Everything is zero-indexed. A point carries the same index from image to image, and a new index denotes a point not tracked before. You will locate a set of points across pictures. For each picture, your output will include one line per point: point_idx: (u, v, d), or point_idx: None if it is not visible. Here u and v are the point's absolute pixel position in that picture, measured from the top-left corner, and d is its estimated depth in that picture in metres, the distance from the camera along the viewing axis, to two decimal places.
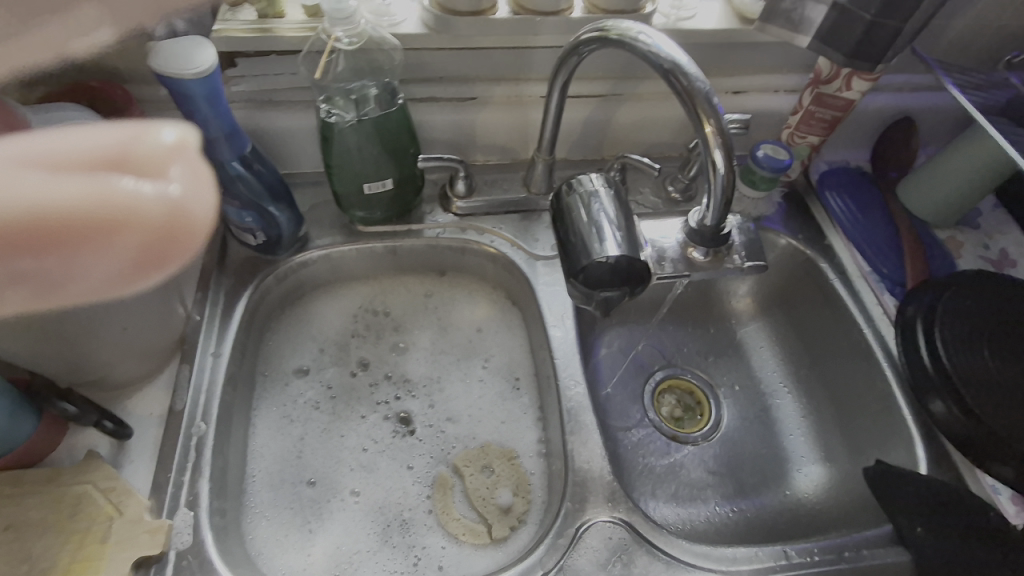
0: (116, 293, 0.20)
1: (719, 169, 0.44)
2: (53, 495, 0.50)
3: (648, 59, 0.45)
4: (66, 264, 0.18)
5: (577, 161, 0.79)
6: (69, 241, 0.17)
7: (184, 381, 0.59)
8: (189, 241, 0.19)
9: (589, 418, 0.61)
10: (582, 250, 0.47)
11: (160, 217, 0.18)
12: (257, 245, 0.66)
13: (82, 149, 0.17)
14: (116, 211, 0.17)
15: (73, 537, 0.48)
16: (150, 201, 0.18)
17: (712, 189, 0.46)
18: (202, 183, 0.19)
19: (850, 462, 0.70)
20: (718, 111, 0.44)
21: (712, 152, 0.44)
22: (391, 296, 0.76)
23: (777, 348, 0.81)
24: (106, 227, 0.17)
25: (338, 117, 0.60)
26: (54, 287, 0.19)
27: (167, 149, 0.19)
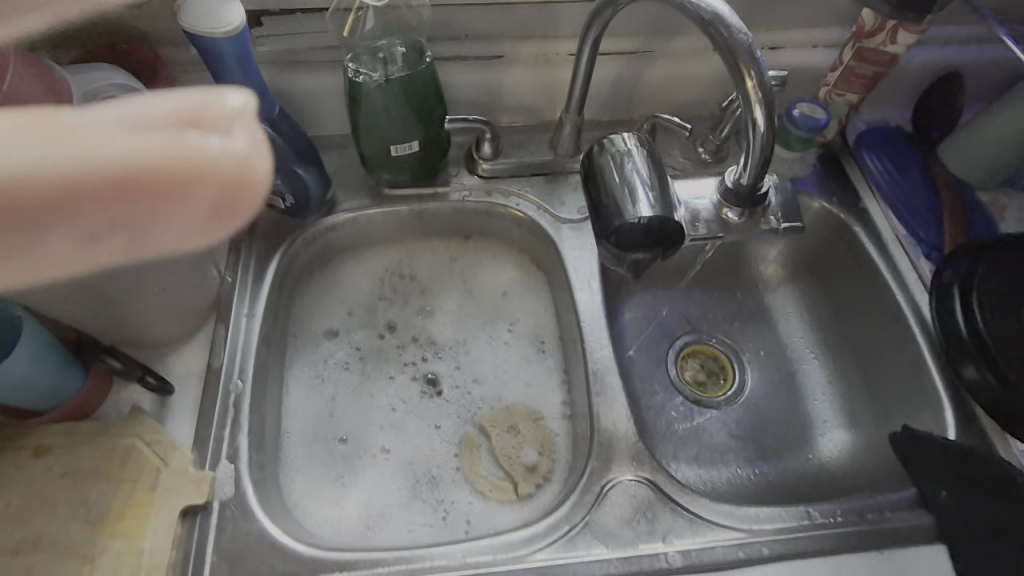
0: (199, 242, 0.22)
1: (759, 126, 0.43)
2: (104, 446, 0.53)
3: (685, 10, 0.43)
4: (153, 213, 0.20)
5: (605, 122, 0.78)
6: (153, 190, 0.19)
7: (220, 340, 0.61)
8: (251, 194, 0.21)
9: (615, 380, 0.62)
10: (615, 211, 0.47)
11: (228, 169, 0.20)
12: (286, 209, 0.66)
13: (162, 111, 0.19)
14: (191, 163, 0.19)
15: (125, 485, 0.51)
16: (222, 156, 0.20)
17: (750, 148, 0.44)
18: (261, 143, 0.21)
19: (875, 429, 0.70)
20: (760, 65, 0.42)
21: (752, 108, 0.43)
22: (416, 260, 0.76)
23: (804, 314, 0.80)
24: (184, 177, 0.19)
25: (366, 76, 0.60)
26: (144, 235, 0.21)
27: (232, 110, 0.20)
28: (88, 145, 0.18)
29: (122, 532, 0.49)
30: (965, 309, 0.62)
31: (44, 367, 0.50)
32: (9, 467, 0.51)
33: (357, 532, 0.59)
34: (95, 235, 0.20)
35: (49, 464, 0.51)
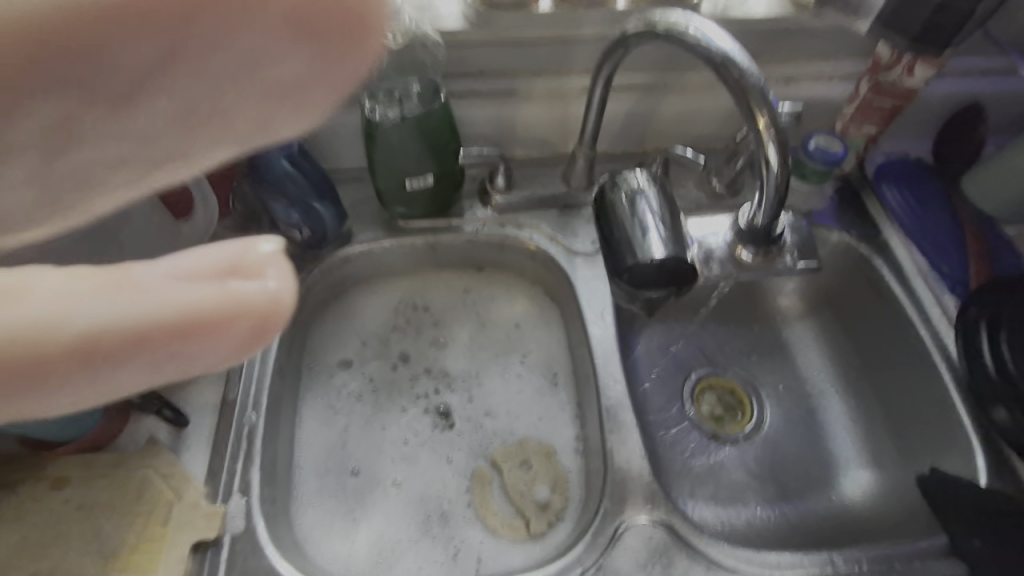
0: (233, 359, 0.29)
1: (772, 165, 0.42)
2: (120, 478, 0.53)
3: (697, 53, 0.43)
4: (196, 345, 0.27)
5: (618, 155, 0.78)
6: (199, 329, 0.27)
7: (236, 372, 0.62)
8: (275, 322, 0.28)
9: (629, 417, 0.61)
10: (628, 250, 0.47)
11: (263, 304, 0.27)
12: (304, 241, 0.68)
13: (206, 265, 0.27)
14: (234, 308, 0.27)
15: (139, 518, 0.51)
16: (257, 295, 0.27)
17: (765, 187, 0.44)
18: (284, 278, 0.28)
19: (902, 470, 0.67)
20: (772, 105, 0.42)
21: (765, 147, 0.43)
22: (430, 291, 0.76)
23: (824, 349, 0.78)
24: (229, 317, 0.27)
25: (383, 114, 0.61)
26: (189, 361, 0.28)
27: (265, 257, 0.28)
28: (151, 301, 0.26)
29: (134, 567, 0.49)
30: (994, 347, 0.60)
31: None
32: (29, 498, 0.52)
33: (367, 568, 0.59)
34: (159, 364, 0.28)
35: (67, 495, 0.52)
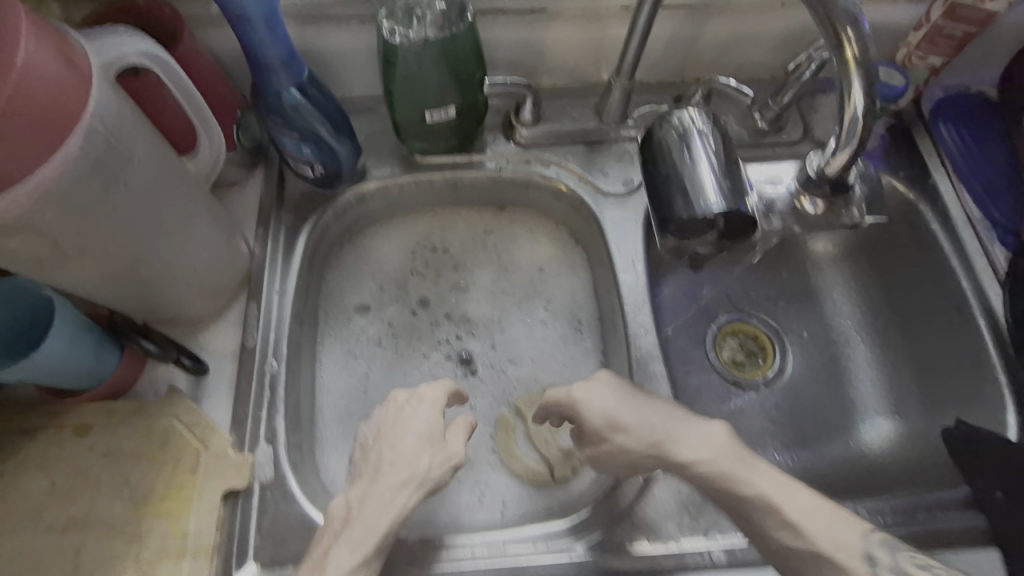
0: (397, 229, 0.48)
1: (855, 100, 0.38)
2: (144, 426, 0.52)
3: None
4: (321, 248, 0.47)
5: (655, 85, 0.71)
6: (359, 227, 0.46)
7: (253, 319, 0.59)
8: None
9: (660, 368, 0.59)
10: (681, 203, 0.42)
11: None
12: (316, 178, 0.63)
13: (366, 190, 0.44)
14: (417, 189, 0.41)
15: (168, 466, 0.51)
16: None
17: (844, 127, 0.39)
18: None
19: (923, 420, 0.67)
20: (861, 29, 0.37)
21: (850, 80, 0.38)
22: (448, 233, 0.72)
23: (855, 296, 0.75)
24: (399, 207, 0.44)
25: (403, 36, 0.55)
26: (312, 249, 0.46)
27: None
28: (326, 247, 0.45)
29: (166, 513, 0.49)
30: None
31: (85, 346, 0.50)
32: (52, 446, 0.51)
33: None
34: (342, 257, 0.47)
35: (90, 443, 0.51)
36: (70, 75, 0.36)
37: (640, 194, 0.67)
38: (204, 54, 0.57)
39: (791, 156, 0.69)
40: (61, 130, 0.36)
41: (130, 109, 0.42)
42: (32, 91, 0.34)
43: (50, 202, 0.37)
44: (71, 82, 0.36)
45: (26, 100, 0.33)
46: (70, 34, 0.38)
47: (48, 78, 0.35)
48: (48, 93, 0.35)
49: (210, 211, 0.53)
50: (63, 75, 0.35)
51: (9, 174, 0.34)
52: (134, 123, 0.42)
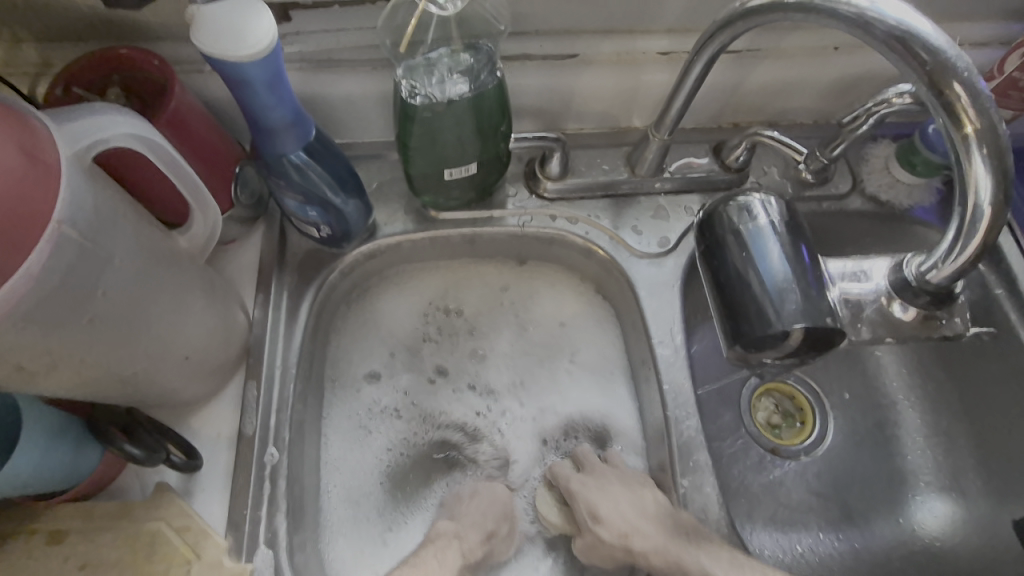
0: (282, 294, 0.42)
1: (978, 183, 0.34)
2: (128, 533, 0.46)
3: (868, 30, 0.35)
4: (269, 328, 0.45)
5: (689, 131, 0.65)
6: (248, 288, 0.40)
7: (252, 401, 0.53)
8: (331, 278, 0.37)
9: (703, 458, 0.54)
10: (748, 304, 0.37)
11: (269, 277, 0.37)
12: (322, 239, 0.58)
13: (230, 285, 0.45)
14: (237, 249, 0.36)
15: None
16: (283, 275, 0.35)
17: (966, 215, 0.34)
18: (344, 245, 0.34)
19: (986, 504, 0.62)
20: (979, 98, 0.34)
21: (969, 160, 0.34)
22: (467, 288, 0.65)
23: (903, 356, 0.70)
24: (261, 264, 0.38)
25: (425, 97, 0.49)
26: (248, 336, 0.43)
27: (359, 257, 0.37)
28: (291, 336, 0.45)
29: None
30: None
31: (59, 450, 0.44)
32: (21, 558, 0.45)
33: None
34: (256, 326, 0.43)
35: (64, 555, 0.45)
36: (27, 173, 0.30)
37: (676, 255, 0.61)
38: (198, 106, 0.51)
39: (837, 213, 0.63)
40: (22, 244, 0.30)
41: (110, 199, 0.36)
42: None
43: (14, 326, 0.32)
44: (30, 181, 0.30)
45: None
46: (35, 116, 0.32)
47: None
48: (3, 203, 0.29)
49: (205, 292, 0.47)
50: (20, 178, 0.30)
51: None
52: (115, 215, 0.36)
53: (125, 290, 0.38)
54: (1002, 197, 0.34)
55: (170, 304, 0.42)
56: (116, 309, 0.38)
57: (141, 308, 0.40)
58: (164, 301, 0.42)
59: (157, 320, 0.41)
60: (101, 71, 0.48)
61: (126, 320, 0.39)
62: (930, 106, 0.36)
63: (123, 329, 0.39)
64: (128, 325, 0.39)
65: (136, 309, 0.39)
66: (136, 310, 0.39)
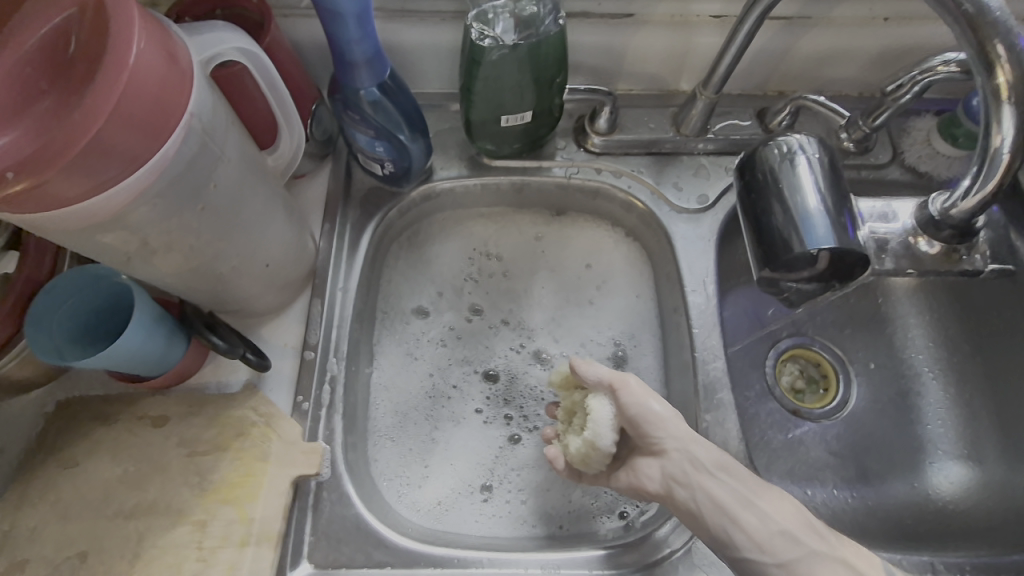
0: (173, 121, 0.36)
1: (1004, 133, 0.39)
2: (219, 415, 0.53)
3: None
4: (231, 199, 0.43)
5: (736, 96, 0.68)
6: (166, 120, 0.35)
7: (316, 315, 0.58)
8: (128, 77, 0.33)
9: (727, 397, 0.57)
10: (784, 234, 0.41)
11: (134, 80, 0.33)
12: (384, 176, 0.62)
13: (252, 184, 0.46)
14: (152, 80, 0.34)
15: (236, 454, 0.51)
16: (127, 70, 0.32)
17: (987, 157, 0.40)
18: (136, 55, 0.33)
19: (1004, 471, 0.64)
20: (1016, 50, 0.37)
21: (999, 108, 0.38)
22: (507, 234, 0.70)
23: (932, 329, 0.71)
24: (151, 87, 0.34)
25: (492, 39, 0.53)
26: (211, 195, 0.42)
27: (141, 65, 0.33)
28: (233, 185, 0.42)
29: (227, 499, 0.49)
30: None
31: (156, 335, 0.50)
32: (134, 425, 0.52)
33: (426, 520, 0.56)
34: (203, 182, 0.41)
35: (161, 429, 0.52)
36: (173, 72, 0.35)
37: (715, 212, 0.64)
38: (286, 44, 0.56)
39: (877, 181, 0.65)
40: (163, 132, 0.35)
41: (222, 106, 0.42)
42: (138, 93, 0.33)
43: (144, 201, 0.37)
44: (175, 79, 0.36)
45: (134, 98, 0.33)
46: (170, 27, 0.38)
47: (153, 74, 0.34)
48: (154, 94, 0.34)
49: (285, 207, 0.52)
50: (168, 74, 0.35)
51: (106, 181, 0.34)
52: (227, 121, 0.42)
53: (229, 190, 0.44)
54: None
55: (262, 209, 0.48)
56: (221, 205, 0.44)
57: (238, 209, 0.46)
58: (258, 208, 0.48)
59: (252, 221, 0.47)
60: (206, 6, 0.54)
61: (228, 217, 0.45)
62: (969, 54, 0.39)
63: (220, 226, 0.45)
64: (228, 222, 0.45)
65: (234, 209, 0.45)
66: (235, 210, 0.45)
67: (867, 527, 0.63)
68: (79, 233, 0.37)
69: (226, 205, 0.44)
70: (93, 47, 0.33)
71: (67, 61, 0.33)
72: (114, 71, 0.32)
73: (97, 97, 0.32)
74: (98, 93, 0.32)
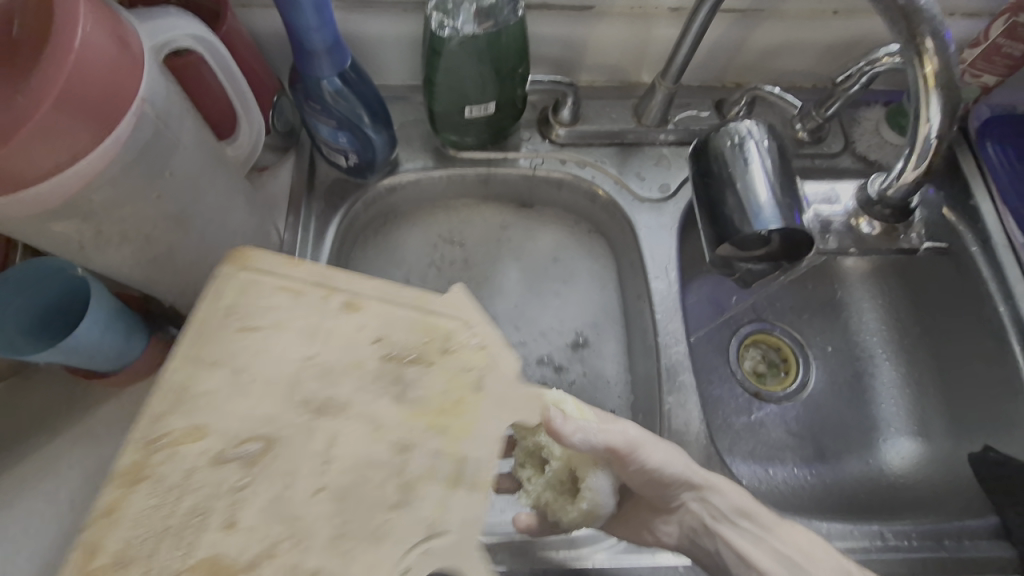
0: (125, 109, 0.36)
1: (930, 123, 0.41)
2: (420, 321, 0.38)
3: None
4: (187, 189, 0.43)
5: (695, 88, 0.70)
6: (117, 107, 0.35)
7: None
8: (75, 62, 0.32)
9: (688, 379, 0.59)
10: (735, 217, 0.42)
11: (81, 66, 0.32)
12: (348, 168, 0.62)
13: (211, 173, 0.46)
14: (101, 65, 0.33)
15: (389, 366, 0.37)
16: (73, 55, 0.32)
17: (917, 146, 0.43)
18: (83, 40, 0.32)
19: (949, 444, 0.67)
20: (942, 42, 0.39)
21: (926, 96, 0.41)
22: (473, 226, 0.70)
23: (883, 312, 0.74)
24: (100, 73, 0.33)
25: (452, 30, 0.53)
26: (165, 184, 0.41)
27: (88, 51, 0.33)
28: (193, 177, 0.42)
29: None
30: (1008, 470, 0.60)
31: (114, 331, 0.49)
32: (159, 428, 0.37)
33: None
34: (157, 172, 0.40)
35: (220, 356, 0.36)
36: (124, 58, 0.35)
37: (675, 200, 0.66)
38: (243, 34, 0.55)
39: (830, 169, 0.67)
40: (113, 120, 0.35)
41: (176, 93, 0.41)
42: (86, 78, 0.33)
43: (95, 189, 0.37)
44: (125, 65, 0.35)
45: (84, 82, 0.33)
46: (121, 13, 0.37)
47: (101, 60, 0.33)
48: (103, 80, 0.34)
49: (246, 199, 0.52)
50: (118, 60, 0.35)
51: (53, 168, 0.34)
52: (183, 110, 0.42)
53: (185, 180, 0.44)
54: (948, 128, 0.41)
55: (222, 200, 0.48)
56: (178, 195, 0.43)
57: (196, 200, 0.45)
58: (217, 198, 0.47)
59: (211, 212, 0.47)
60: None
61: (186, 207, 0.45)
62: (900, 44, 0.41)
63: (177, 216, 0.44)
64: (186, 212, 0.45)
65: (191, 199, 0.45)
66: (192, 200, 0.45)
67: (825, 501, 0.65)
68: (29, 222, 0.36)
69: (183, 194, 0.44)
70: (38, 31, 0.33)
71: (11, 45, 0.33)
72: (59, 55, 0.32)
73: (42, 82, 0.31)
74: (44, 78, 0.31)
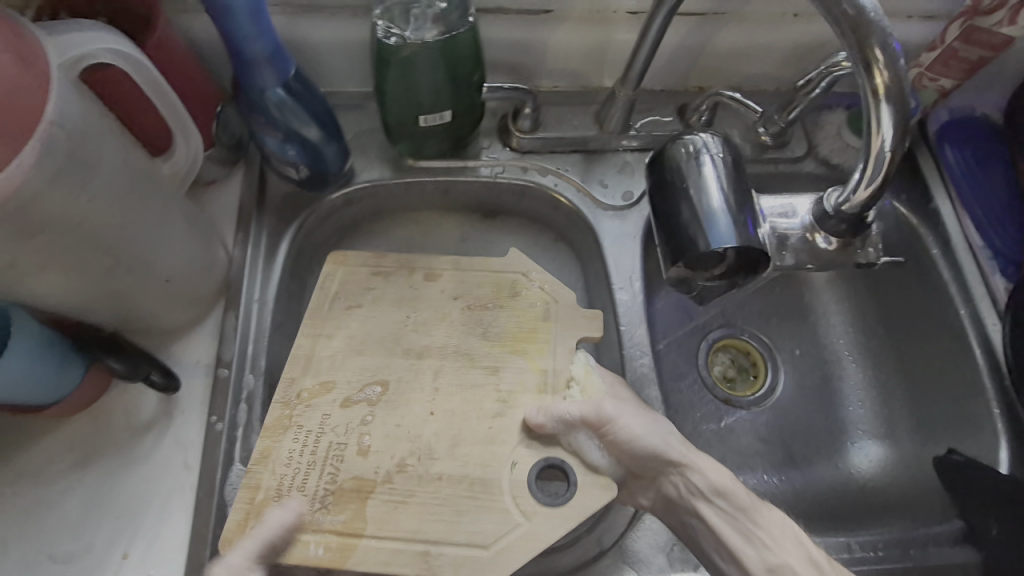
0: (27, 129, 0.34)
1: (883, 133, 0.40)
2: (493, 275, 0.54)
3: None
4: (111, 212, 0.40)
5: (657, 92, 0.69)
6: (18, 127, 0.33)
7: (229, 329, 0.55)
8: None
9: (654, 392, 0.58)
10: (692, 232, 0.41)
11: None
12: (300, 181, 0.59)
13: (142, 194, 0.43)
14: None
15: (471, 314, 0.52)
16: None
17: (871, 158, 0.42)
18: None
19: (913, 446, 0.67)
20: (891, 53, 0.39)
21: (877, 105, 0.40)
22: (435, 237, 0.68)
23: (850, 315, 0.74)
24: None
25: (399, 37, 0.51)
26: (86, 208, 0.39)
27: None
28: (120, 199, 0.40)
29: None
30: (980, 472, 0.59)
31: (45, 362, 0.46)
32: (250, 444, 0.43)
33: None
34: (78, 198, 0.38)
35: (333, 331, 0.50)
36: (25, 75, 0.33)
37: (640, 208, 0.64)
38: (179, 42, 0.52)
39: (793, 174, 0.67)
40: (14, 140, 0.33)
41: (96, 111, 0.39)
42: None
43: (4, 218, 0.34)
44: (27, 82, 0.33)
45: None
46: (27, 27, 0.35)
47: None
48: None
49: (186, 218, 0.49)
50: (18, 78, 0.33)
51: None
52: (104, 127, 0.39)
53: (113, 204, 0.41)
54: (902, 138, 0.41)
55: (158, 221, 0.46)
56: (104, 220, 0.41)
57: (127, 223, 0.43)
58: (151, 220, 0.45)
59: (145, 235, 0.44)
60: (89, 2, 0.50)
61: (115, 232, 0.42)
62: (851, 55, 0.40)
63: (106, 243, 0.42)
64: (115, 237, 0.42)
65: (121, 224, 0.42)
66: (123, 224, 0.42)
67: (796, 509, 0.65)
68: None
69: (112, 220, 0.41)
70: None
71: None
72: None
73: None
74: None
